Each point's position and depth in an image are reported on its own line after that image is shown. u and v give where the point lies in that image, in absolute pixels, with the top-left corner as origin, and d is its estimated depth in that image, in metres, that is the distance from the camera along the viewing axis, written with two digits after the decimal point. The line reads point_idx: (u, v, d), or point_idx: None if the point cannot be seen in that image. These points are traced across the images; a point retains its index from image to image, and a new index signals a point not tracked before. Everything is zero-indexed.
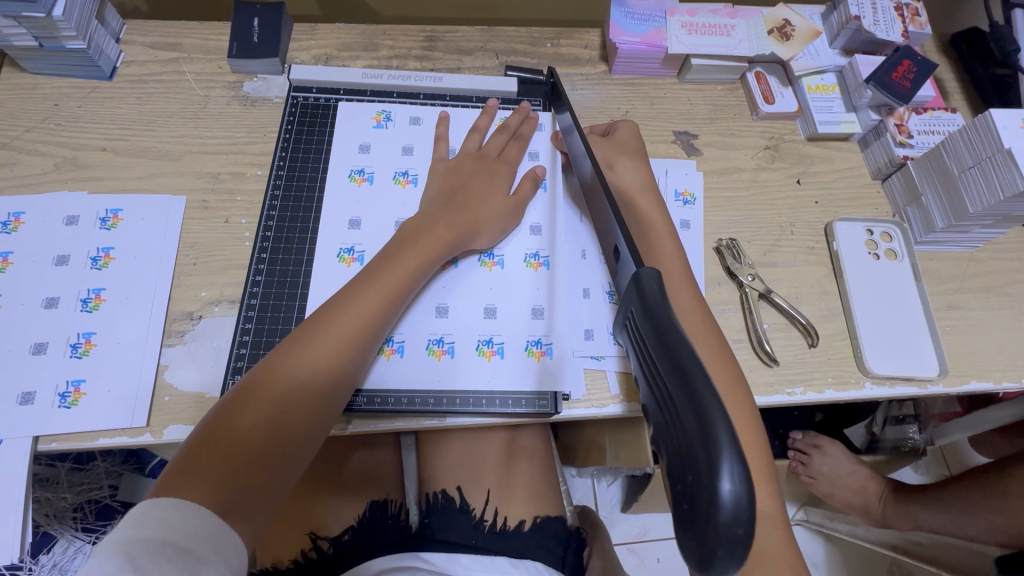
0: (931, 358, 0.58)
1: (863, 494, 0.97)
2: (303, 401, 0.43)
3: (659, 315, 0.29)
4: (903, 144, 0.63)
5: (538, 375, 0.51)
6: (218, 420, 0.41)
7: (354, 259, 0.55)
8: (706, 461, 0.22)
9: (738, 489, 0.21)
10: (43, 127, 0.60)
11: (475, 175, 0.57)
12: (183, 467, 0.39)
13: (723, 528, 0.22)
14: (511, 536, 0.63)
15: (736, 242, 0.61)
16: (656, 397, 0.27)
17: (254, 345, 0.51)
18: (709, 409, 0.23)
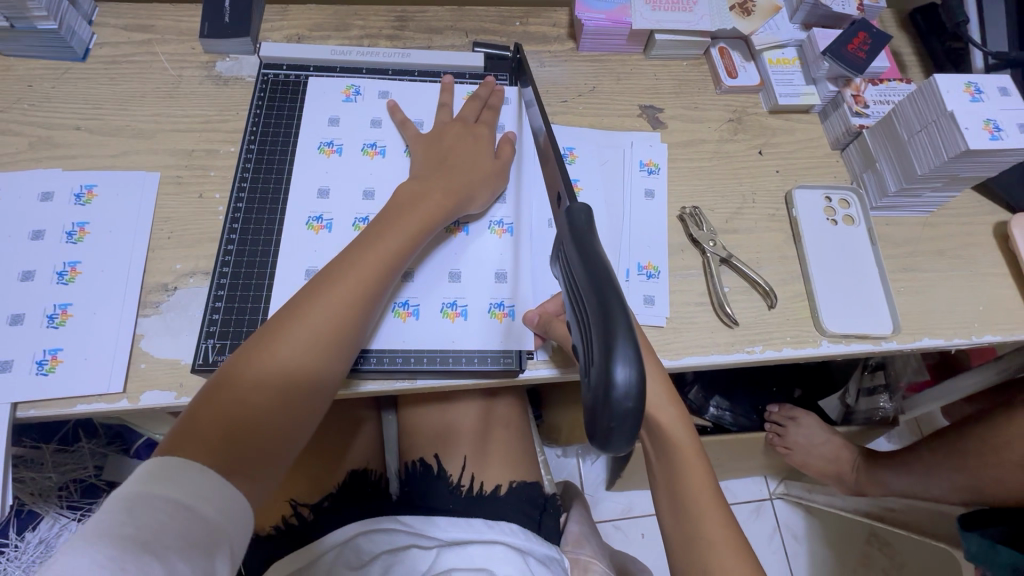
0: (885, 316, 0.60)
1: (837, 463, 1.00)
2: (305, 364, 0.44)
3: (585, 244, 0.34)
4: (860, 114, 0.66)
5: (502, 335, 0.53)
6: (221, 384, 0.42)
7: (324, 228, 0.56)
8: (605, 354, 0.27)
9: (629, 374, 0.27)
10: (17, 107, 0.61)
11: (458, 144, 0.58)
12: (186, 428, 0.40)
13: (615, 405, 0.27)
14: (487, 499, 0.66)
15: (699, 210, 0.63)
16: (578, 313, 0.32)
17: (226, 311, 0.53)
18: (613, 313, 0.28)
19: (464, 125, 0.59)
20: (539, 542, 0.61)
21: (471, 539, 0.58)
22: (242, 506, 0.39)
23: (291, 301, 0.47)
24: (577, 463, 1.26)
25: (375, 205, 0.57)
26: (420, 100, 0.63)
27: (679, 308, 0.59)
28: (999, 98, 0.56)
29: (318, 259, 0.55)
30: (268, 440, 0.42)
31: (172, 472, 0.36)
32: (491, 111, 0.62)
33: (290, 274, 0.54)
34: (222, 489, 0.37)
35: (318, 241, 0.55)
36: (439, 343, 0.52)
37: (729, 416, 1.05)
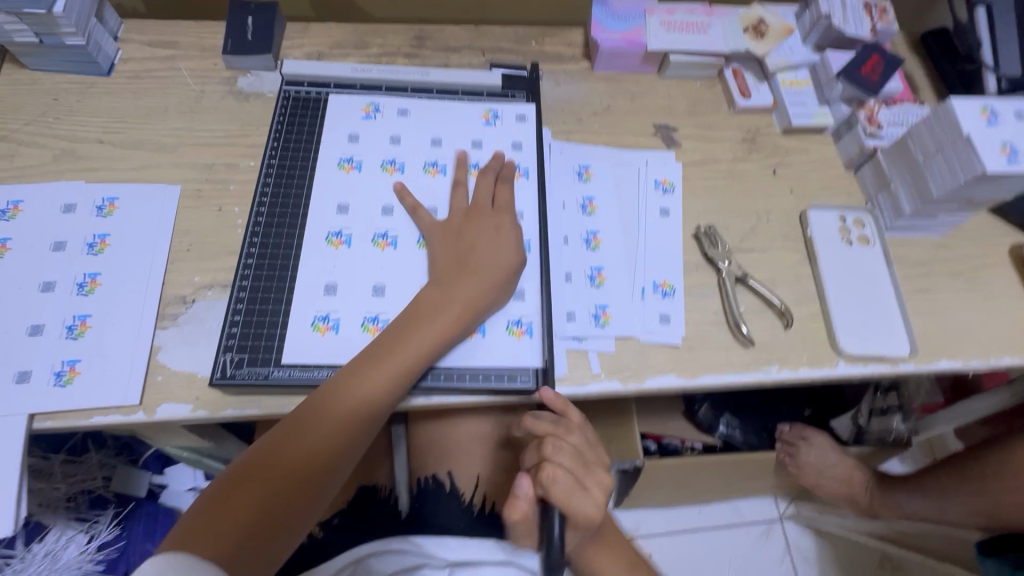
0: (902, 337, 0.60)
1: (849, 485, 0.99)
2: (312, 466, 0.47)
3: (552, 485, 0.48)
4: (873, 135, 0.66)
5: (519, 353, 0.53)
6: (235, 478, 0.44)
7: (342, 243, 0.56)
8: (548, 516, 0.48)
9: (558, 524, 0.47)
10: (42, 120, 0.62)
11: (481, 232, 0.56)
12: (195, 525, 0.41)
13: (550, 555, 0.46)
14: (498, 518, 0.65)
15: (714, 229, 0.63)
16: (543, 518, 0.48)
17: (245, 324, 0.53)
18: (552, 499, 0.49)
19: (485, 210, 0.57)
20: None
21: (483, 560, 0.57)
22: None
23: (307, 403, 0.48)
24: None
25: (393, 222, 0.58)
26: (443, 114, 0.64)
27: (694, 326, 0.59)
28: (1015, 122, 0.56)
29: (337, 274, 0.55)
30: (273, 538, 0.44)
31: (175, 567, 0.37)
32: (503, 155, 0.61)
33: (308, 288, 0.54)
34: None
35: (335, 258, 0.56)
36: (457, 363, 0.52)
37: (739, 435, 1.03)
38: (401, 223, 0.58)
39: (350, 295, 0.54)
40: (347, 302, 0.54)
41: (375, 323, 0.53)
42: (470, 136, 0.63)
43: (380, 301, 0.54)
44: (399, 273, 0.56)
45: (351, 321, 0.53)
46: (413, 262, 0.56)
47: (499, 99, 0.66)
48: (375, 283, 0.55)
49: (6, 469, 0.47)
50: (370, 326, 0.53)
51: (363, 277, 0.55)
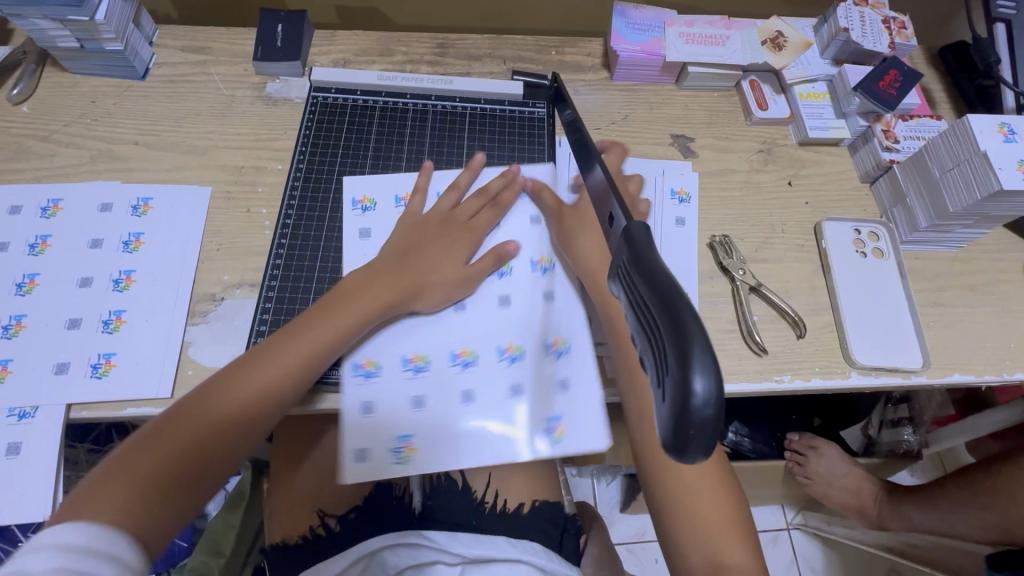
0: (915, 350, 0.60)
1: (858, 495, 0.99)
2: (230, 427, 0.45)
3: (645, 259, 0.28)
4: (891, 149, 0.66)
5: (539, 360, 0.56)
6: (148, 438, 0.42)
7: (459, 364, 0.56)
8: (677, 363, 0.23)
9: (709, 385, 0.22)
10: (81, 121, 0.64)
11: (438, 234, 0.58)
12: (94, 488, 0.39)
13: (694, 413, 0.22)
14: (509, 515, 0.66)
15: (729, 239, 0.64)
16: (640, 321, 0.27)
17: (435, 457, 0.53)
18: (687, 322, 0.24)
19: (449, 220, 0.59)
20: (560, 562, 0.61)
21: (495, 557, 0.59)
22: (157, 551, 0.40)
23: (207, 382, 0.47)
24: (591, 482, 1.26)
25: (509, 318, 0.58)
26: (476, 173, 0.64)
27: (708, 334, 0.60)
28: None
29: (465, 379, 0.55)
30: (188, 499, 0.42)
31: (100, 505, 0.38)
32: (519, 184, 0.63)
33: (439, 373, 0.55)
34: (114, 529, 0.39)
35: (429, 367, 0.55)
36: (592, 436, 0.55)
37: (748, 442, 1.05)
38: (506, 331, 0.57)
39: (488, 403, 0.55)
40: (492, 406, 0.55)
41: (555, 422, 0.55)
42: (529, 214, 0.63)
43: (520, 402, 0.55)
44: (527, 368, 0.56)
45: (532, 426, 0.54)
46: (543, 363, 0.57)
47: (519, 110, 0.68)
48: (509, 385, 0.55)
49: (44, 455, 0.49)
50: (551, 427, 0.55)
51: (495, 382, 0.55)
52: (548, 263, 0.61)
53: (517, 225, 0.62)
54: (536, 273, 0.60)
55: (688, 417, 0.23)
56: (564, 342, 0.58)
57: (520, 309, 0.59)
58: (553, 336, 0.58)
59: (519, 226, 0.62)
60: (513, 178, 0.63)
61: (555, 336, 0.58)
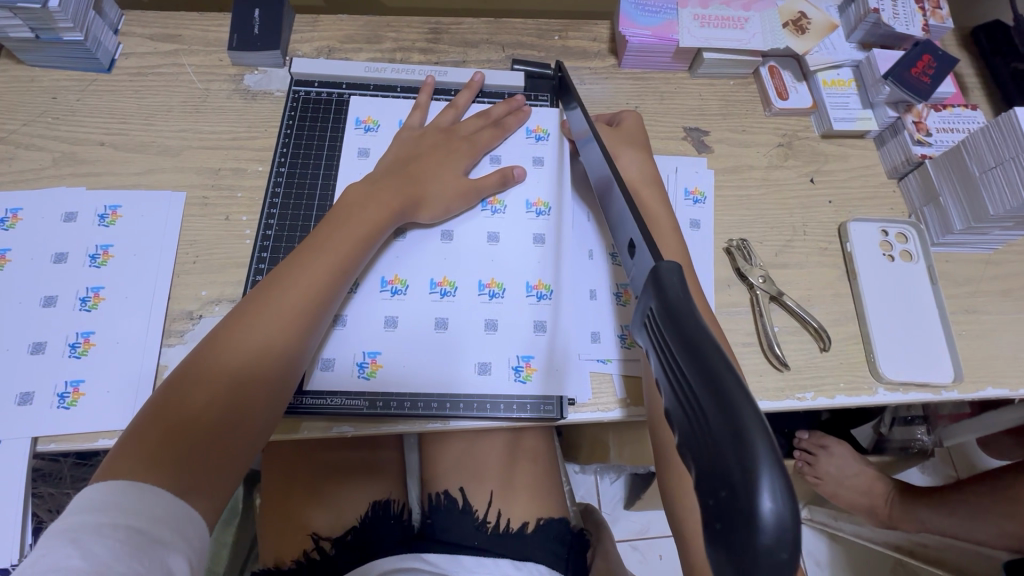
0: (945, 361, 0.56)
1: (869, 495, 0.96)
2: (249, 374, 0.43)
3: (683, 319, 0.24)
4: (922, 143, 0.62)
5: (544, 379, 0.50)
6: (171, 395, 0.41)
7: (439, 293, 0.52)
8: (741, 476, 0.19)
9: (780, 511, 0.18)
10: (41, 120, 0.59)
11: (434, 151, 0.56)
12: (119, 450, 0.38)
13: (763, 553, 0.18)
14: (514, 536, 0.63)
15: (747, 242, 0.60)
16: (680, 404, 0.23)
17: (400, 381, 0.49)
18: (750, 433, 0.19)
19: (448, 136, 0.58)
20: None
21: None
22: (200, 522, 0.38)
23: (213, 333, 0.45)
24: (595, 480, 1.24)
25: (497, 251, 0.55)
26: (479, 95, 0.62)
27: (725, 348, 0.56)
28: None
29: (442, 307, 0.52)
30: (216, 458, 0.40)
31: (153, 504, 0.36)
32: (521, 113, 0.61)
33: (419, 302, 0.52)
34: (164, 501, 0.36)
35: (407, 291, 0.52)
36: (565, 383, 0.50)
37: None
38: (490, 264, 0.54)
39: (509, 333, 0.51)
40: (466, 337, 0.51)
41: (526, 363, 0.50)
42: (530, 153, 0.60)
43: (495, 339, 0.51)
44: (508, 306, 0.52)
45: (504, 364, 0.50)
46: (526, 304, 0.52)
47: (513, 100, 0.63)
48: (486, 319, 0.52)
49: (9, 493, 0.46)
50: (521, 367, 0.50)
51: (472, 314, 0.52)
52: (543, 207, 0.57)
53: (515, 155, 0.60)
54: (531, 216, 0.57)
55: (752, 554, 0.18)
56: (548, 288, 0.53)
57: (510, 246, 0.55)
58: (537, 279, 0.54)
59: (519, 154, 0.60)
60: (516, 107, 0.61)
61: (540, 279, 0.54)
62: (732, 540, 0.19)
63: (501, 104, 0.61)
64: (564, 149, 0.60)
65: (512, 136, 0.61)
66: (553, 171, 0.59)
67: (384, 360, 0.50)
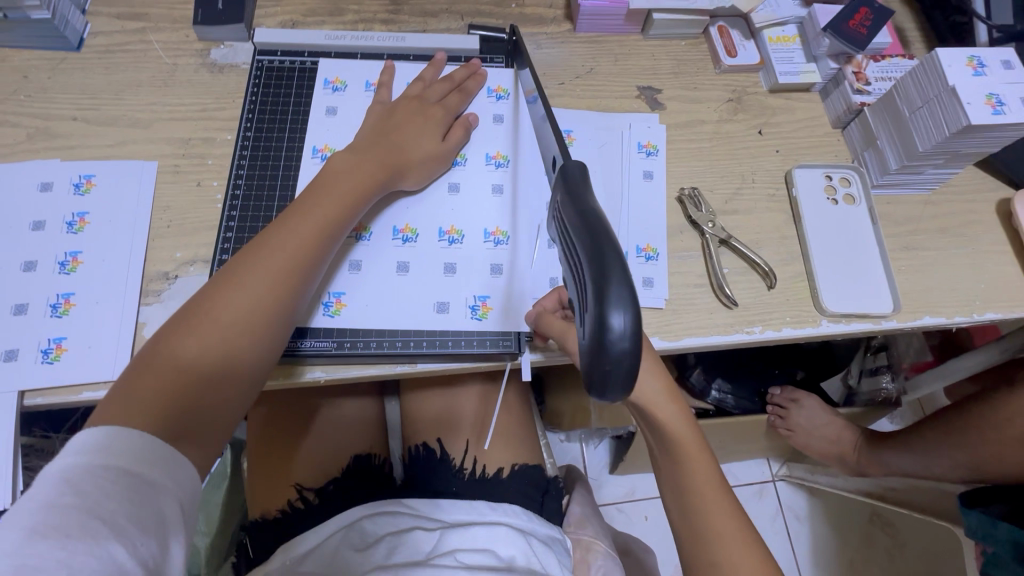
0: (885, 294, 0.60)
1: (839, 444, 1.00)
2: (240, 330, 0.45)
3: (580, 200, 0.30)
4: (861, 91, 0.65)
5: (501, 318, 0.53)
6: (165, 345, 0.43)
7: (402, 239, 0.55)
8: (600, 303, 0.26)
9: (624, 322, 0.25)
10: (13, 98, 0.61)
11: (408, 117, 0.58)
12: (117, 394, 0.41)
13: (612, 351, 0.26)
14: (490, 481, 0.66)
15: (698, 191, 0.63)
16: (571, 262, 0.30)
17: (364, 318, 0.52)
18: (612, 273, 0.26)
19: (421, 103, 0.59)
20: (541, 523, 0.62)
21: (475, 521, 0.60)
22: (189, 468, 0.40)
23: (203, 290, 0.46)
24: (580, 446, 1.27)
25: (458, 201, 0.58)
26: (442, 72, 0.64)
27: (677, 289, 0.59)
28: (1001, 72, 0.55)
29: (404, 252, 0.55)
30: (207, 407, 0.43)
31: (143, 451, 0.38)
32: (480, 77, 0.63)
33: (383, 247, 0.55)
34: (163, 452, 0.39)
35: (372, 237, 0.55)
36: (519, 319, 0.53)
37: (732, 399, 1.05)
38: (452, 211, 0.57)
39: (468, 274, 0.54)
40: (427, 278, 0.54)
41: (483, 302, 0.53)
42: (492, 112, 0.63)
43: (454, 281, 0.54)
44: (468, 250, 0.55)
45: (461, 303, 0.53)
46: (484, 249, 0.56)
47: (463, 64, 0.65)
48: (446, 263, 0.55)
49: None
50: (478, 305, 0.53)
51: (433, 257, 0.55)
52: (503, 160, 0.60)
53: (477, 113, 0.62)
54: (490, 167, 0.60)
55: (606, 358, 0.26)
56: (505, 234, 0.56)
57: (470, 195, 0.58)
58: (494, 226, 0.57)
59: (483, 112, 0.63)
60: (475, 70, 0.63)
61: (497, 226, 0.57)
62: (595, 352, 0.27)
63: (463, 68, 0.63)
64: (520, 106, 0.63)
65: (478, 95, 0.63)
66: (512, 128, 0.62)
67: (349, 300, 0.53)
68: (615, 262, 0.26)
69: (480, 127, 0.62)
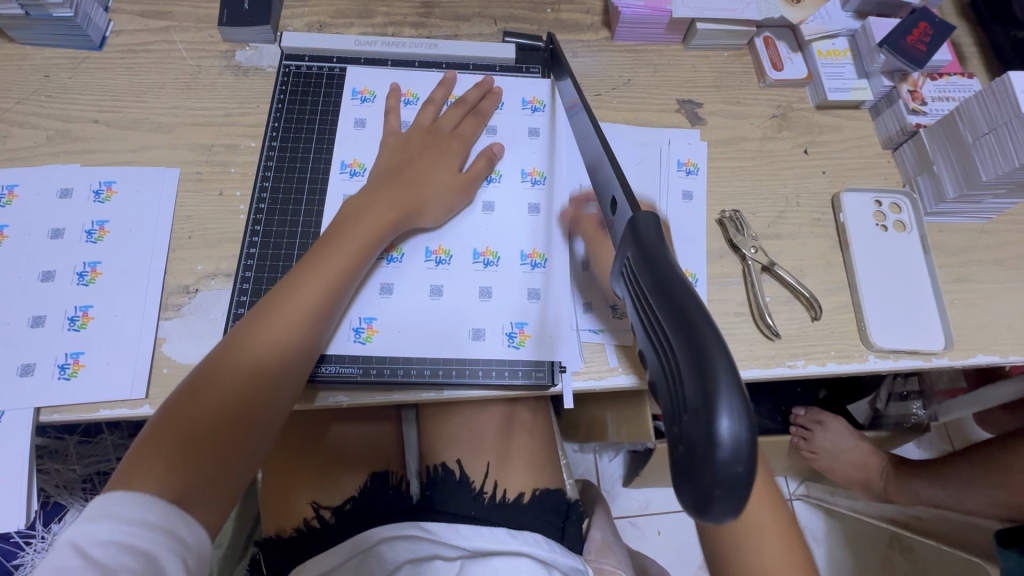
0: (937, 331, 0.57)
1: (864, 470, 0.96)
2: (253, 387, 0.42)
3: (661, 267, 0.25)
4: (916, 111, 0.61)
5: (535, 348, 0.51)
6: (176, 406, 0.40)
7: (434, 260, 0.53)
8: (702, 400, 0.20)
9: (736, 430, 0.20)
10: (34, 98, 0.59)
11: (424, 151, 0.55)
12: (129, 461, 0.38)
13: (721, 469, 0.20)
14: (511, 506, 0.64)
15: (740, 214, 0.60)
16: (651, 342, 0.25)
17: (395, 345, 0.50)
18: (714, 365, 0.21)
19: (434, 134, 0.57)
20: (563, 553, 0.60)
21: (496, 549, 0.58)
22: (201, 535, 0.37)
23: (212, 353, 0.43)
24: (593, 458, 1.25)
25: (492, 221, 0.55)
26: (453, 91, 0.61)
27: (717, 318, 0.56)
28: None
29: (437, 274, 0.52)
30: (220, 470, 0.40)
31: (145, 515, 0.35)
32: (495, 94, 0.60)
33: (414, 269, 0.52)
34: (164, 517, 0.36)
35: (403, 259, 0.53)
36: (557, 347, 0.51)
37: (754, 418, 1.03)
38: (485, 232, 0.55)
39: (503, 300, 0.52)
40: (462, 302, 0.52)
41: (520, 329, 0.51)
42: (525, 124, 0.60)
43: (490, 306, 0.52)
44: (502, 273, 0.53)
45: (498, 330, 0.51)
46: (520, 272, 0.53)
47: (478, 79, 0.62)
48: (481, 287, 0.52)
49: (13, 462, 0.47)
50: (515, 333, 0.51)
51: (466, 281, 0.52)
52: (538, 177, 0.57)
53: (508, 125, 0.60)
54: (525, 185, 0.57)
55: (712, 474, 0.20)
56: (542, 256, 0.54)
57: (504, 215, 0.56)
58: (531, 248, 0.54)
59: (515, 124, 0.60)
60: (488, 88, 0.60)
61: (534, 248, 0.54)
62: (692, 463, 0.21)
63: (475, 87, 0.60)
64: (557, 118, 0.60)
65: (506, 105, 0.61)
66: (547, 142, 0.59)
67: (380, 324, 0.50)
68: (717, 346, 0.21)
69: (508, 139, 0.59)
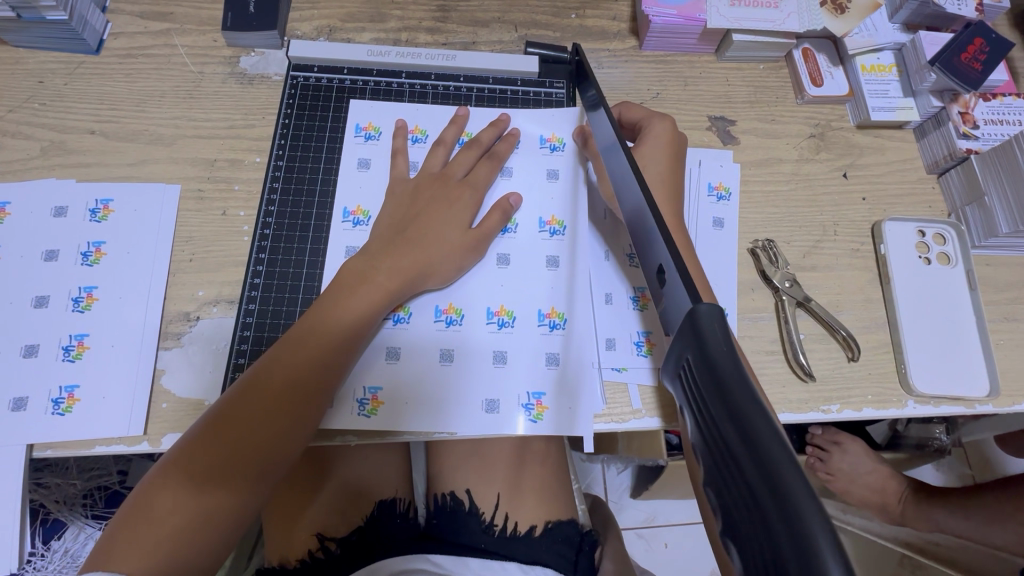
0: (982, 374, 0.53)
1: (882, 494, 0.91)
2: (236, 468, 0.40)
3: (735, 389, 0.23)
4: (967, 136, 0.57)
5: (554, 419, 0.48)
6: (157, 484, 0.39)
7: (444, 321, 0.50)
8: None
9: None
10: (27, 106, 0.56)
11: (432, 202, 0.51)
12: (109, 543, 0.37)
13: None
14: (523, 541, 0.61)
15: (774, 243, 0.56)
16: (725, 478, 0.22)
17: (403, 413, 0.47)
18: (811, 535, 0.18)
19: (444, 183, 0.53)
20: None
21: None
22: None
23: (197, 424, 0.41)
24: (601, 469, 1.22)
25: (508, 275, 0.52)
26: (465, 128, 0.57)
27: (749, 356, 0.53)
28: None
29: (447, 338, 0.49)
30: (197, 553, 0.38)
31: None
32: (512, 137, 0.56)
33: (423, 331, 0.49)
34: None
35: (411, 319, 0.50)
36: (576, 422, 0.48)
37: None
38: (500, 288, 0.51)
39: (519, 363, 0.49)
40: (473, 369, 0.49)
41: (538, 400, 0.48)
42: (545, 166, 0.56)
43: (505, 372, 0.49)
44: (518, 335, 0.50)
45: (513, 401, 0.48)
46: (538, 335, 0.50)
47: (493, 118, 0.58)
48: (495, 350, 0.49)
49: (6, 501, 0.45)
50: (532, 404, 0.48)
51: (480, 344, 0.49)
52: (558, 226, 0.54)
53: (527, 167, 0.56)
54: (544, 236, 0.54)
55: None
56: (561, 316, 0.51)
57: (520, 269, 0.52)
58: (550, 307, 0.51)
59: (534, 166, 0.56)
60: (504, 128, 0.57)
61: (553, 307, 0.51)
62: None
63: (490, 127, 0.56)
64: (579, 159, 0.57)
65: (524, 146, 0.57)
66: (568, 185, 0.56)
67: (386, 394, 0.47)
68: (811, 504, 0.18)
69: (525, 181, 0.56)
